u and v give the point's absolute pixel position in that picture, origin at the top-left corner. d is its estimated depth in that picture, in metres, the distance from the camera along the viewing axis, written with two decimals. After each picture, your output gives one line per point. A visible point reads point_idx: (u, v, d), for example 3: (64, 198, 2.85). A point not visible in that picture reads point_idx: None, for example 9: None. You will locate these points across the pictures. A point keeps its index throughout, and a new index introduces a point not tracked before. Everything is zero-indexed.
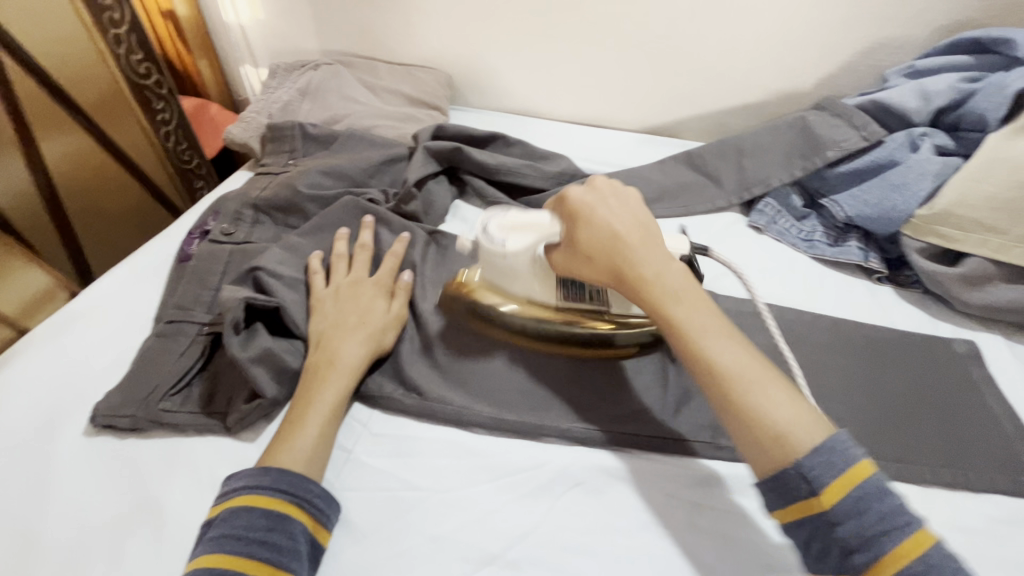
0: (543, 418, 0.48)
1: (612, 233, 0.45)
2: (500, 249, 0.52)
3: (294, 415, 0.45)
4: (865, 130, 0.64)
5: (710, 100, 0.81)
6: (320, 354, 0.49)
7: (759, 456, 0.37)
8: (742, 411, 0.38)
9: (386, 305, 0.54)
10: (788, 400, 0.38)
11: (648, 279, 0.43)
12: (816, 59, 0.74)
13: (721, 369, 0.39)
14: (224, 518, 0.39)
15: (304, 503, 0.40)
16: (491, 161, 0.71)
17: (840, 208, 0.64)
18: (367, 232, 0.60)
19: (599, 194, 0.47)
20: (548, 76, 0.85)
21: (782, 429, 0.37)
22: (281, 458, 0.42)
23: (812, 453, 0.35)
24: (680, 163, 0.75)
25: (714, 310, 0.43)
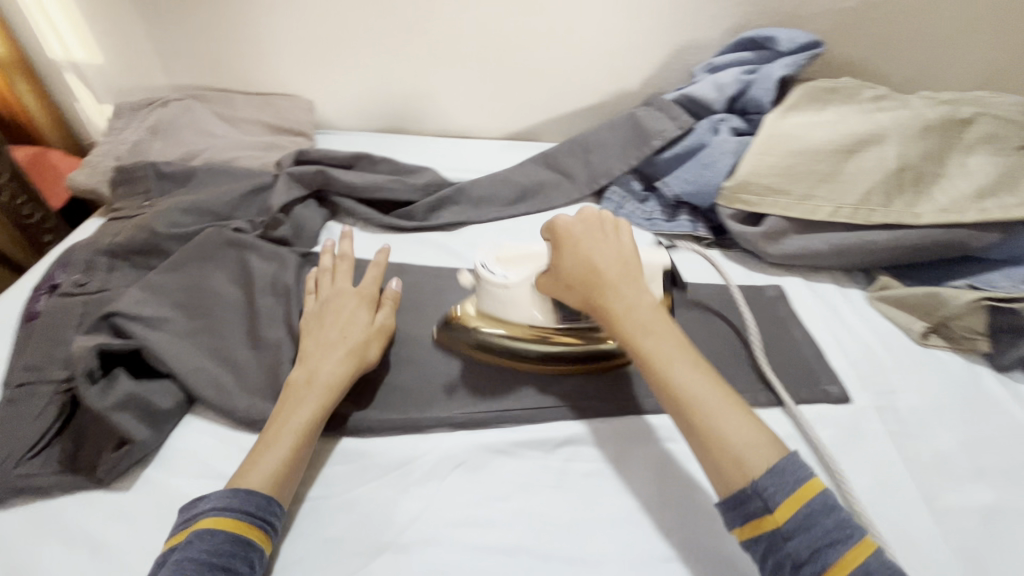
0: (424, 411, 0.52)
1: (590, 270, 0.49)
2: (501, 282, 0.54)
3: (270, 432, 0.46)
4: (678, 120, 0.75)
5: (557, 104, 0.90)
6: (300, 371, 0.50)
7: (720, 471, 0.39)
8: (699, 432, 0.41)
9: (368, 317, 0.55)
10: (747, 426, 0.40)
11: (617, 314, 0.47)
12: (637, 62, 0.85)
13: (679, 393, 0.42)
14: (189, 542, 0.39)
15: (268, 528, 0.42)
16: (357, 181, 0.74)
17: (670, 187, 0.74)
18: (346, 241, 0.62)
19: (583, 232, 0.51)
20: (408, 94, 0.89)
21: (737, 453, 0.39)
22: (251, 477, 0.43)
23: (767, 473, 0.38)
24: (536, 164, 0.82)
25: (682, 342, 0.45)
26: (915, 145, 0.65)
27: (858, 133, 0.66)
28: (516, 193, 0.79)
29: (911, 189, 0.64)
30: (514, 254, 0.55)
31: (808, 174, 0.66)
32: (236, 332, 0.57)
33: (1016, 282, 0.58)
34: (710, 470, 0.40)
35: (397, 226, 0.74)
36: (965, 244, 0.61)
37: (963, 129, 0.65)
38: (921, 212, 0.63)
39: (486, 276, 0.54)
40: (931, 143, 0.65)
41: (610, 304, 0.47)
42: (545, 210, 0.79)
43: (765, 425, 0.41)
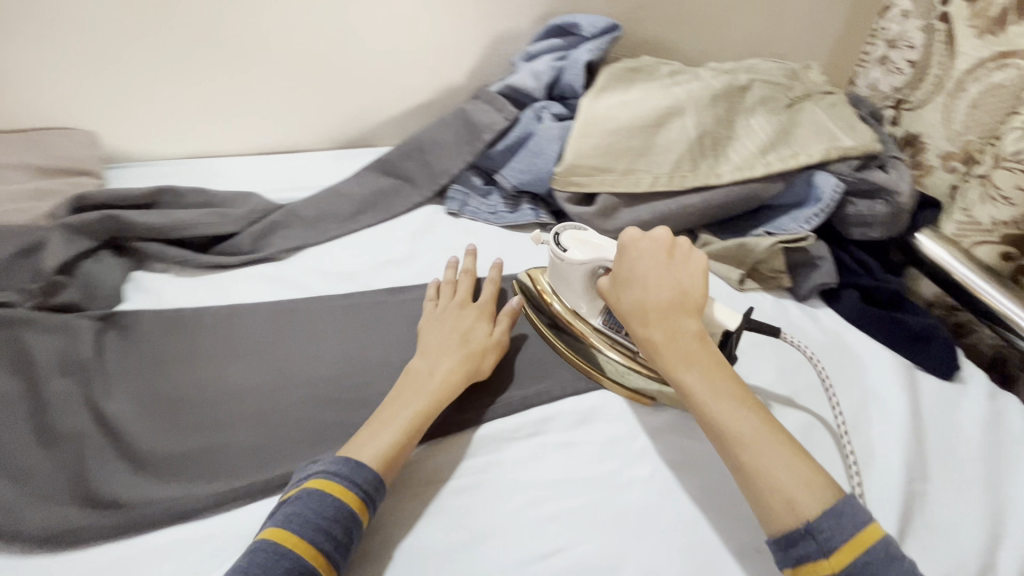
0: (272, 469, 0.47)
1: (644, 295, 0.49)
2: (559, 256, 0.55)
3: (383, 416, 0.47)
4: (504, 111, 0.76)
5: (386, 107, 0.86)
6: (422, 362, 0.52)
7: (767, 507, 0.40)
8: (745, 469, 0.41)
9: (486, 329, 0.56)
10: (798, 469, 0.41)
11: (662, 344, 0.47)
12: (457, 56, 0.84)
13: (724, 431, 0.43)
14: (298, 499, 0.41)
15: (370, 501, 0.42)
16: (157, 222, 0.63)
17: (507, 179, 0.76)
18: (468, 257, 0.64)
19: (647, 252, 0.50)
20: (212, 112, 0.79)
21: (788, 495, 0.39)
22: (363, 451, 0.44)
23: (823, 515, 0.38)
24: (372, 171, 0.78)
25: (729, 376, 0.45)
26: (708, 113, 0.72)
27: (662, 107, 0.72)
28: (355, 206, 0.74)
29: (712, 152, 0.71)
30: (587, 238, 0.56)
31: (627, 150, 0.71)
32: (17, 431, 0.47)
33: (800, 221, 0.68)
34: (755, 506, 0.41)
35: (221, 264, 0.65)
36: (760, 195, 0.69)
37: (743, 95, 0.74)
38: (723, 172, 0.70)
39: (552, 248, 0.56)
40: (720, 110, 0.73)
41: (655, 335, 0.47)
42: (390, 220, 0.75)
43: (817, 467, 0.41)
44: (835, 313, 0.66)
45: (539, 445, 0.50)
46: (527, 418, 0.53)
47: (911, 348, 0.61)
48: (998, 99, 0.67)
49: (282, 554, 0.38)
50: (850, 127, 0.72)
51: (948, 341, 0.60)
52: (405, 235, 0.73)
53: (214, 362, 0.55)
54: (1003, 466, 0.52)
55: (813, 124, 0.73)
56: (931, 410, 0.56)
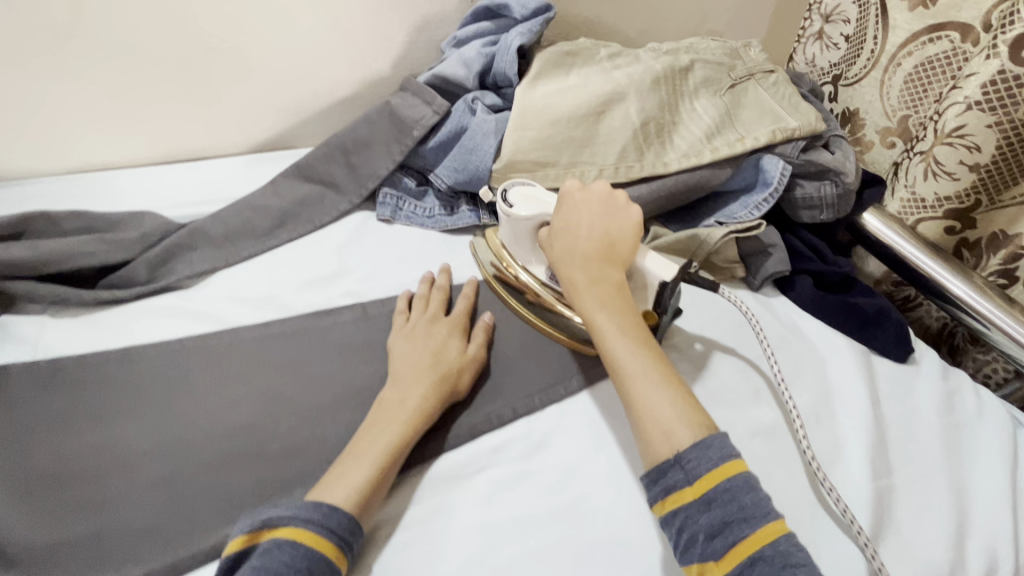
0: (178, 549, 0.40)
1: (571, 241, 0.50)
2: (506, 209, 0.55)
3: (353, 453, 0.43)
4: (434, 104, 0.70)
5: (302, 104, 0.78)
6: (392, 390, 0.48)
7: (647, 438, 0.41)
8: (628, 401, 0.43)
9: (460, 346, 0.52)
10: (680, 408, 0.41)
11: (580, 284, 0.48)
12: (377, 44, 0.76)
13: (616, 363, 0.44)
14: (266, 550, 0.36)
15: (345, 547, 0.38)
16: (25, 255, 0.54)
17: (441, 179, 0.69)
18: (443, 274, 0.61)
19: (583, 202, 0.51)
20: (90, 119, 0.68)
21: (666, 428, 0.40)
22: (334, 494, 0.40)
23: (692, 448, 0.39)
24: (289, 178, 0.69)
25: (635, 320, 0.46)
26: (650, 98, 0.68)
27: (602, 93, 0.67)
28: (272, 219, 0.66)
29: (657, 140, 0.67)
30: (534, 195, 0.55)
31: (569, 141, 0.66)
32: None
33: (750, 208, 0.65)
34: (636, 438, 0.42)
35: (110, 299, 0.56)
36: (708, 183, 0.66)
37: (685, 77, 0.70)
38: (669, 160, 0.66)
39: (500, 203, 0.56)
40: (662, 94, 0.69)
41: (576, 276, 0.48)
42: (314, 232, 0.67)
43: (705, 412, 0.42)
44: (789, 302, 0.64)
45: (489, 484, 0.45)
46: (475, 452, 0.47)
47: (865, 333, 0.60)
48: (934, 72, 0.66)
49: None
50: (793, 106, 0.70)
51: (900, 323, 0.60)
52: (331, 248, 0.66)
53: (104, 422, 0.46)
54: (962, 449, 0.51)
55: (756, 105, 0.70)
56: (889, 396, 0.55)
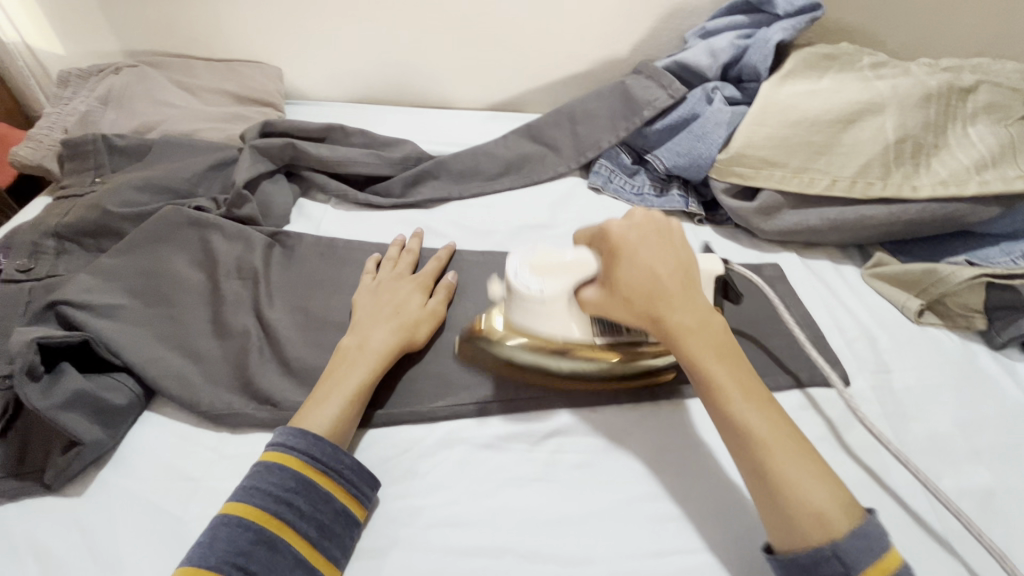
0: (403, 403, 0.49)
1: (655, 283, 0.43)
2: (538, 296, 0.47)
3: (319, 391, 0.46)
4: (670, 88, 0.71)
5: (543, 73, 0.85)
6: (350, 338, 0.50)
7: (797, 524, 0.36)
8: (778, 480, 0.37)
9: (421, 301, 0.54)
10: (824, 480, 0.37)
11: (683, 332, 0.42)
12: (624, 27, 0.80)
13: (746, 431, 0.39)
14: (255, 472, 0.41)
15: (334, 473, 0.42)
16: (328, 154, 0.68)
17: (661, 161, 0.71)
18: (415, 237, 0.62)
19: (647, 239, 0.45)
20: (381, 60, 0.83)
21: (819, 510, 0.36)
22: (313, 421, 0.44)
23: (852, 535, 0.35)
24: (520, 136, 0.77)
25: (748, 375, 0.41)
26: (914, 115, 0.62)
27: (857, 101, 0.63)
28: (499, 167, 0.75)
29: (909, 160, 0.61)
30: (549, 262, 0.48)
31: (805, 145, 0.63)
32: (198, 322, 0.53)
33: (1013, 256, 0.58)
34: (777, 519, 0.37)
35: (374, 203, 0.69)
36: (961, 217, 0.60)
37: (964, 98, 0.63)
38: (920, 185, 0.60)
39: (522, 290, 0.47)
40: (932, 112, 0.62)
41: (680, 320, 0.42)
42: (531, 185, 0.75)
43: (840, 479, 0.38)
44: None
45: (665, 439, 0.48)
46: (652, 409, 0.50)
47: None
48: None
49: (248, 528, 0.38)
50: None
51: None
52: (546, 203, 0.72)
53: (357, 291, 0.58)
54: None
55: None
56: None
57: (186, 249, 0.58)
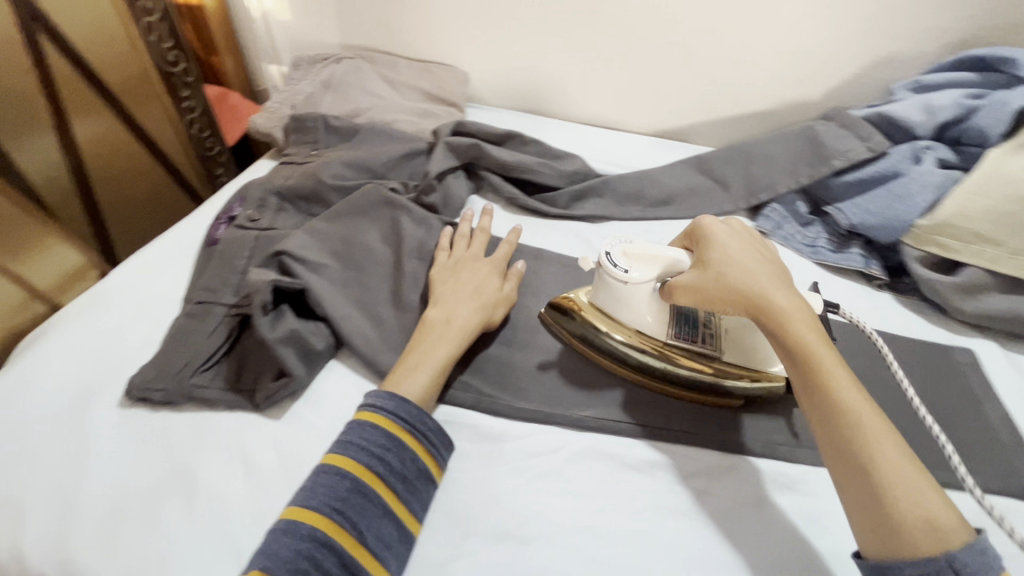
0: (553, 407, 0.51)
1: (757, 275, 0.46)
2: (622, 279, 0.51)
3: (408, 361, 0.50)
4: (869, 140, 0.67)
5: (722, 107, 0.84)
6: (437, 313, 0.53)
7: (902, 523, 0.35)
8: (877, 471, 0.37)
9: (498, 284, 0.58)
10: (928, 483, 0.36)
11: (796, 323, 0.43)
12: (823, 72, 0.77)
13: (851, 423, 0.38)
14: (350, 428, 0.45)
15: (417, 432, 0.45)
16: (508, 158, 0.73)
17: (845, 215, 0.66)
18: (487, 218, 0.65)
19: (739, 241, 0.49)
20: (563, 77, 0.87)
21: (929, 514, 0.35)
22: (407, 388, 0.48)
23: (964, 543, 0.34)
24: (689, 167, 0.77)
25: (853, 377, 0.42)
26: None
27: None
28: (664, 195, 0.74)
29: None
30: (643, 251, 0.50)
31: None
32: (382, 291, 0.59)
33: None
34: (884, 516, 0.36)
35: (540, 211, 0.72)
36: None
37: None
38: None
39: (610, 270, 0.51)
40: None
41: (792, 314, 0.44)
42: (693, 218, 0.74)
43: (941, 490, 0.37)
44: None
45: (817, 510, 0.46)
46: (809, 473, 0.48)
47: None
48: None
49: (345, 476, 0.42)
50: None
51: None
52: None
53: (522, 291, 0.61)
54: None
55: None
56: None
57: (381, 221, 0.65)
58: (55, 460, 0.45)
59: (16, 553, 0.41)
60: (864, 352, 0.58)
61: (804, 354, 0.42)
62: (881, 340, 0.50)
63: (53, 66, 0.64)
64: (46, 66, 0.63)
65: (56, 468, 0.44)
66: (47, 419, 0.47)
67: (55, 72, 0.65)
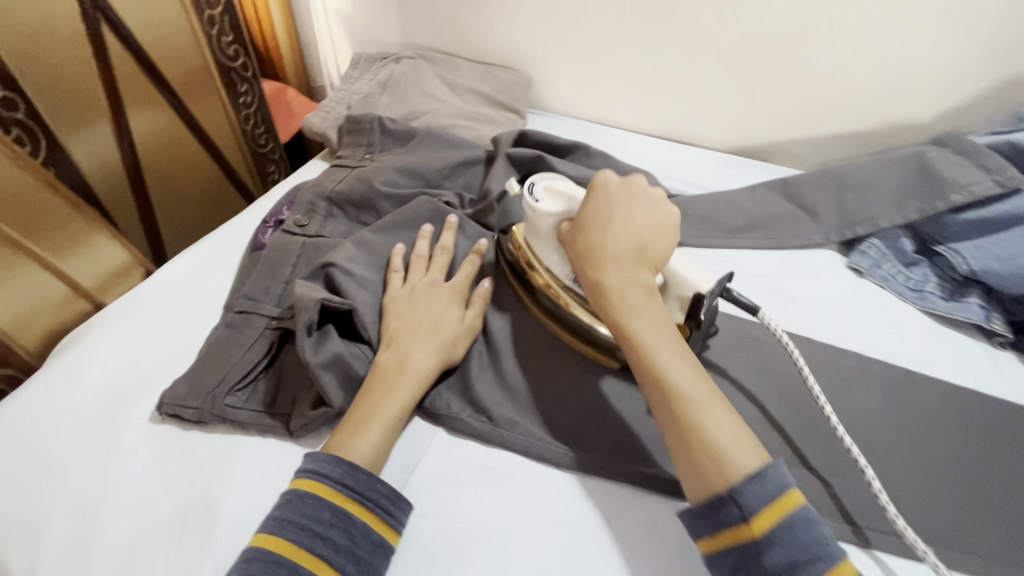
0: (614, 461, 0.44)
1: (605, 237, 0.44)
2: (531, 207, 0.51)
3: (356, 414, 0.43)
4: (999, 174, 0.58)
5: (812, 125, 0.76)
6: (390, 355, 0.47)
7: (703, 473, 0.36)
8: (683, 427, 0.37)
9: (458, 315, 0.51)
10: (733, 431, 0.36)
11: (611, 288, 0.42)
12: (938, 91, 0.68)
13: (662, 383, 0.38)
14: (288, 502, 0.39)
15: (368, 503, 0.39)
16: (572, 172, 0.67)
17: (964, 260, 0.58)
18: (450, 232, 0.58)
19: (615, 197, 0.46)
20: (635, 86, 0.80)
21: (720, 460, 0.36)
22: (354, 449, 0.41)
23: (747, 480, 0.35)
24: (773, 190, 0.69)
25: (676, 333, 0.41)
26: None
27: None
28: (743, 220, 0.67)
29: None
30: (561, 188, 0.50)
31: None
32: None
33: None
34: (687, 467, 0.37)
35: None
36: None
37: None
38: None
39: (524, 197, 0.51)
40: None
41: (611, 278, 0.43)
42: (775, 248, 0.66)
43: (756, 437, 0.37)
44: None
45: None
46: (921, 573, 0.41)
47: None
48: None
49: (281, 565, 0.36)
50: None
51: None
52: (793, 272, 0.63)
53: None
54: None
55: None
56: None
57: (433, 231, 0.60)
58: (80, 477, 0.42)
59: None
60: (789, 389, 0.51)
61: (616, 320, 0.41)
62: (790, 339, 0.48)
63: (112, 57, 0.63)
64: (106, 57, 0.62)
65: (80, 487, 0.42)
66: (76, 430, 0.44)
67: (115, 63, 0.63)
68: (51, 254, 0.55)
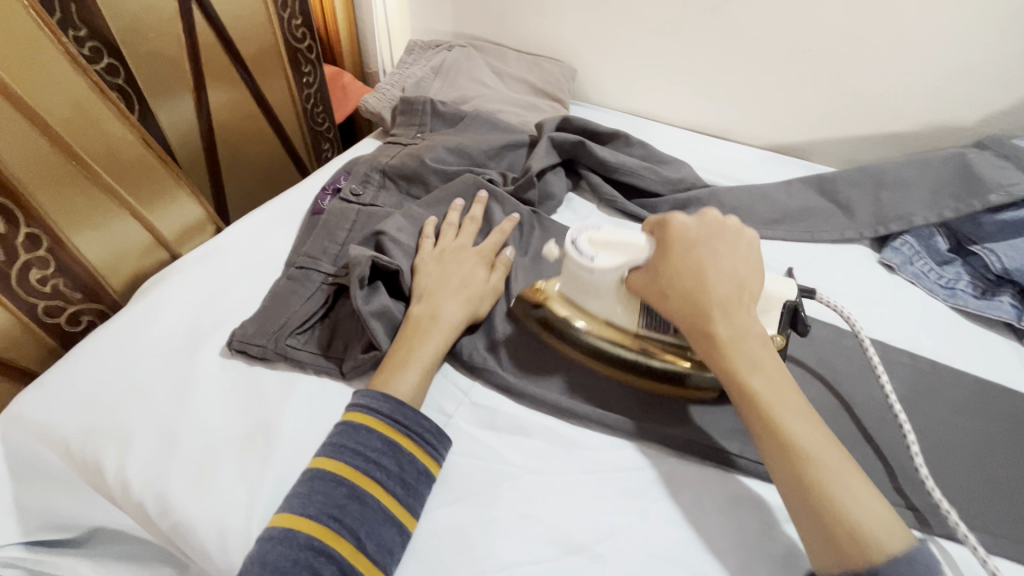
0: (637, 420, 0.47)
1: (705, 284, 0.44)
2: (588, 267, 0.48)
3: (395, 356, 0.48)
4: None
5: (853, 125, 0.77)
6: (424, 307, 0.51)
7: (842, 549, 0.35)
8: (815, 493, 0.36)
9: (485, 275, 0.56)
10: (871, 492, 0.37)
11: (725, 342, 0.42)
12: (983, 94, 0.68)
13: (792, 450, 0.38)
14: (343, 432, 0.43)
15: (413, 435, 0.44)
16: (611, 159, 0.70)
17: (998, 258, 0.58)
18: (480, 205, 0.63)
19: (700, 236, 0.46)
20: (677, 80, 0.83)
21: (858, 530, 0.35)
22: (394, 386, 0.46)
23: (894, 559, 0.34)
24: (807, 186, 0.70)
25: (796, 393, 0.41)
26: None
27: None
28: (777, 213, 0.68)
29: None
30: (611, 237, 0.48)
31: None
32: None
33: None
34: (826, 545, 0.36)
35: (638, 216, 0.69)
36: None
37: None
38: None
39: (575, 257, 0.49)
40: None
41: (726, 328, 0.43)
42: (807, 241, 0.67)
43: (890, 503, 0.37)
44: None
45: None
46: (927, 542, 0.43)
47: None
48: None
49: (341, 483, 0.41)
50: None
51: None
52: (824, 264, 0.65)
53: None
54: None
55: None
56: None
57: (463, 204, 0.64)
58: (160, 397, 0.47)
59: (122, 478, 0.43)
60: (837, 371, 0.54)
61: (738, 384, 0.41)
62: (872, 347, 0.51)
63: (197, 32, 0.69)
64: (193, 31, 0.68)
65: (160, 405, 0.47)
66: (158, 357, 0.50)
67: (199, 37, 0.69)
68: (142, 206, 0.61)
